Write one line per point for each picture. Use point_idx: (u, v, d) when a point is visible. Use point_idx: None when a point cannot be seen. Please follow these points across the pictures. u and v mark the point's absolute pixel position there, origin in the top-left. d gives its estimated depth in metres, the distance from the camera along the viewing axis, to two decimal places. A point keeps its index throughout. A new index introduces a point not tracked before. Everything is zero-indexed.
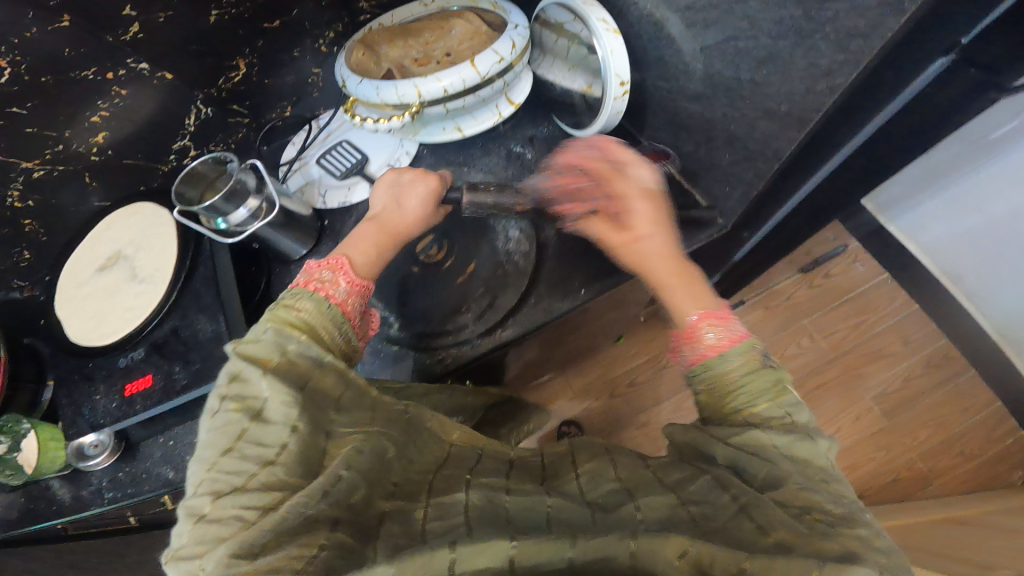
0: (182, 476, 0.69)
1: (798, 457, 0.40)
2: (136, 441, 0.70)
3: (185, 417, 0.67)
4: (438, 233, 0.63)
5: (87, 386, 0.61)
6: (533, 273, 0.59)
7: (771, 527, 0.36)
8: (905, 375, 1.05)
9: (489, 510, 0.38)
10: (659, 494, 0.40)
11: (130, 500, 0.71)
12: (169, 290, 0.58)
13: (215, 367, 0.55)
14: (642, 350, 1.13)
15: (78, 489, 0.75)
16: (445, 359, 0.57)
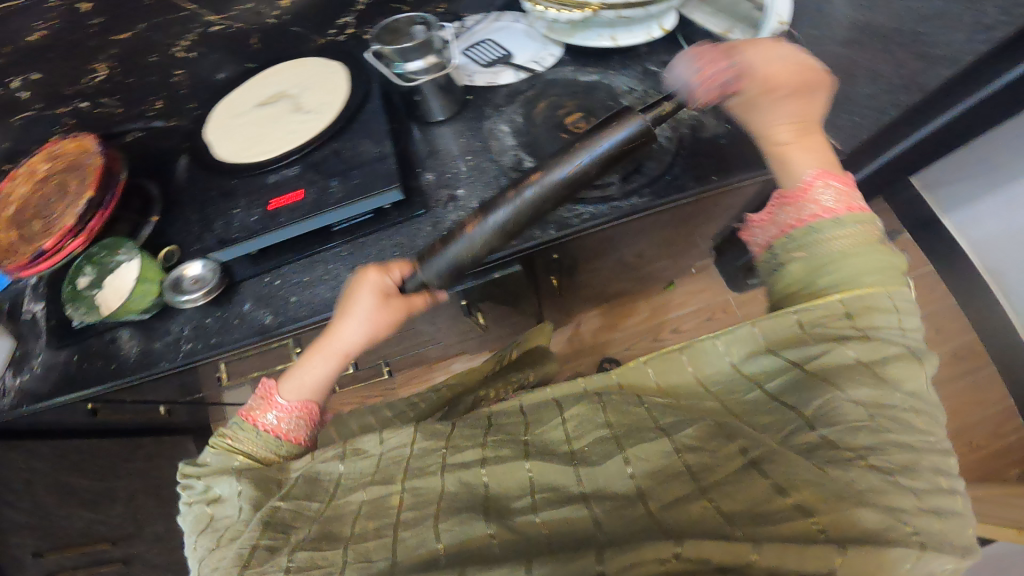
0: (278, 323, 0.68)
1: (891, 371, 0.45)
2: (238, 281, 0.71)
3: (300, 254, 0.69)
4: (584, 110, 0.66)
5: (226, 203, 0.66)
6: (674, 152, 0.67)
7: (792, 488, 0.40)
8: (929, 360, 1.11)
9: (466, 493, 0.49)
10: (648, 441, 0.48)
11: (213, 349, 0.69)
12: (335, 117, 0.66)
13: (377, 182, 0.62)
14: (689, 299, 1.18)
15: (150, 341, 0.73)
16: (583, 214, 0.65)
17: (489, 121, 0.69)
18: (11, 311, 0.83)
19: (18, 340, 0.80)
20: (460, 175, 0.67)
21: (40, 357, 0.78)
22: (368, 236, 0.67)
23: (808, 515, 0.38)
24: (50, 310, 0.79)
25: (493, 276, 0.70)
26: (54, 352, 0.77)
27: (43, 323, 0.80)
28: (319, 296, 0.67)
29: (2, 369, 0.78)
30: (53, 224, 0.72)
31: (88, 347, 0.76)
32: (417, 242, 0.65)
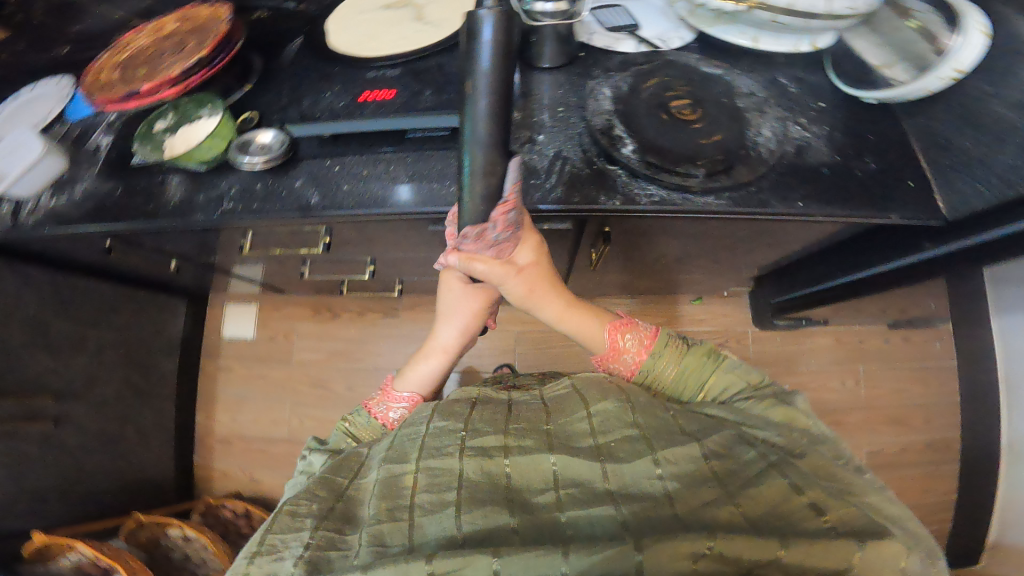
0: (323, 206, 0.68)
1: (785, 419, 0.57)
2: (301, 157, 0.71)
3: (367, 149, 0.68)
4: (694, 98, 0.62)
5: (322, 85, 0.69)
6: (768, 167, 0.59)
7: (806, 493, 0.45)
8: (905, 444, 1.17)
9: (489, 480, 0.48)
10: (683, 444, 0.50)
11: (252, 214, 0.69)
12: (451, 35, 0.68)
13: None
14: (711, 318, 1.21)
15: (195, 192, 0.72)
16: (651, 196, 0.59)
17: (592, 83, 0.66)
18: (77, 137, 0.81)
19: (70, 165, 0.79)
20: (545, 122, 0.65)
21: (83, 184, 0.77)
22: (437, 152, 0.66)
23: (822, 513, 0.43)
24: (115, 142, 0.80)
25: (546, 226, 0.69)
26: (101, 182, 0.76)
27: (104, 153, 0.79)
28: (371, 192, 0.66)
29: (42, 189, 0.78)
30: (156, 71, 0.76)
31: (135, 184, 0.75)
32: None
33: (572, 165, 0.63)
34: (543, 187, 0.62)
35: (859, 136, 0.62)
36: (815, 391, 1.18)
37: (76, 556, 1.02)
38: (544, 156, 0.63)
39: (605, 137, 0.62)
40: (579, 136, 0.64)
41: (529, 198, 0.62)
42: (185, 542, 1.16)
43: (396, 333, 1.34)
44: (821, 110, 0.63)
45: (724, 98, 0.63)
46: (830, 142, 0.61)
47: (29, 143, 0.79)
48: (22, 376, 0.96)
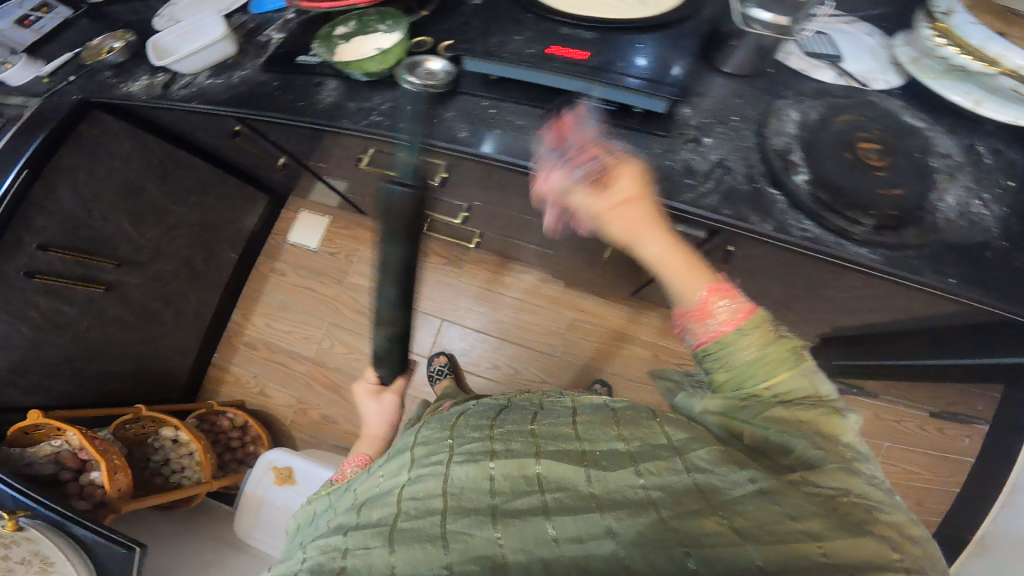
0: (467, 143, 0.67)
1: (823, 428, 0.44)
2: (459, 93, 0.71)
3: (529, 100, 0.68)
4: (885, 143, 0.63)
5: (512, 27, 0.66)
6: (932, 237, 0.58)
7: (802, 514, 0.37)
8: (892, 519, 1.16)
9: (476, 490, 0.42)
10: (664, 457, 0.42)
11: (396, 132, 0.70)
12: (655, 17, 0.65)
13: (659, 86, 0.60)
14: None
15: (349, 98, 0.76)
16: (805, 232, 0.59)
17: (779, 104, 0.66)
18: (250, 32, 0.97)
19: (237, 52, 0.93)
20: (715, 127, 0.65)
21: (241, 72, 0.90)
22: (596, 124, 0.65)
23: (816, 540, 0.35)
24: (286, 43, 0.90)
25: (674, 228, 0.68)
26: (260, 73, 0.88)
27: (269, 50, 0.93)
28: (520, 143, 0.66)
29: (205, 69, 0.92)
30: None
31: (296, 81, 0.83)
32: (640, 154, 0.63)
33: (733, 176, 0.62)
34: (696, 189, 0.61)
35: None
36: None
37: (60, 445, 0.91)
38: (706, 159, 0.63)
39: (780, 160, 0.62)
40: (747, 150, 0.64)
41: (680, 195, 0.61)
42: (172, 446, 1.09)
43: (452, 284, 1.37)
44: (1009, 189, 0.62)
45: (917, 153, 0.63)
46: (1008, 226, 0.59)
47: (207, 26, 0.96)
48: (95, 233, 0.99)
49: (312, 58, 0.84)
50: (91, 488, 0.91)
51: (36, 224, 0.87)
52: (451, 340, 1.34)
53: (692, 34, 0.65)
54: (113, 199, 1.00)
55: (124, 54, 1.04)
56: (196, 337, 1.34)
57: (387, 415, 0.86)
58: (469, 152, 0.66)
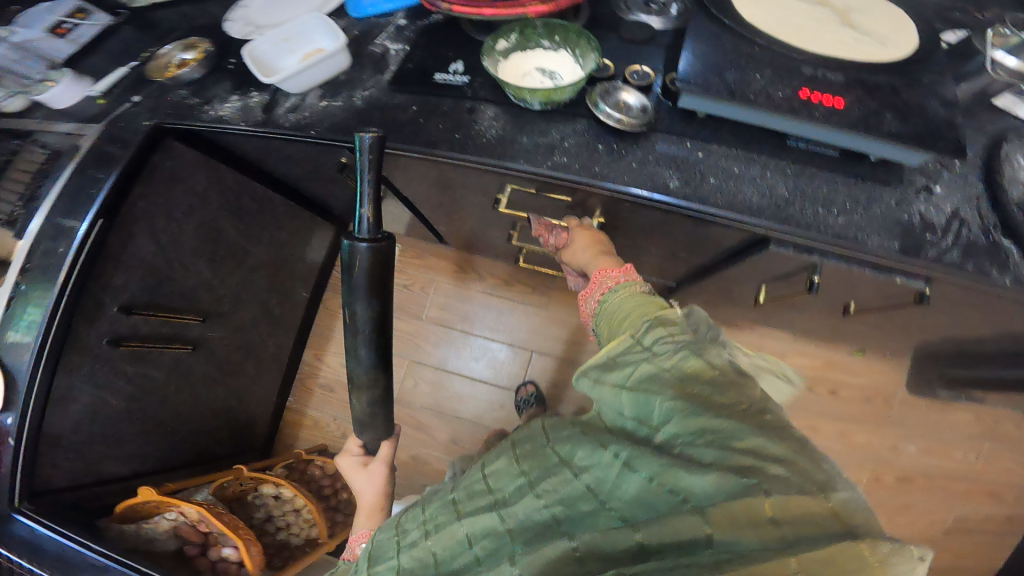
0: (680, 191, 0.62)
1: (682, 357, 0.47)
2: (656, 131, 0.64)
3: (746, 144, 0.63)
4: None
5: (749, 66, 0.61)
6: None
7: (661, 472, 0.41)
8: (993, 519, 1.12)
9: (423, 564, 0.46)
10: (556, 472, 0.45)
11: (591, 177, 0.63)
12: (888, 60, 0.62)
13: (920, 139, 0.57)
14: (870, 376, 1.15)
15: (518, 131, 0.66)
16: None
17: (1005, 146, 0.63)
18: (358, 39, 0.76)
19: (353, 66, 0.74)
20: (944, 173, 0.62)
21: (364, 91, 0.72)
22: (825, 170, 0.62)
23: (681, 497, 0.39)
24: (414, 50, 0.72)
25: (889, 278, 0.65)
26: (391, 94, 0.70)
27: (393, 64, 0.73)
28: (745, 193, 0.61)
29: (315, 87, 0.73)
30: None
31: (437, 104, 0.69)
32: (875, 207, 0.60)
33: (970, 228, 0.59)
34: (938, 245, 0.58)
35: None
36: (927, 454, 1.13)
37: (174, 518, 0.89)
38: (942, 211, 0.60)
39: (1020, 213, 0.58)
40: (978, 198, 0.61)
41: (922, 252, 0.58)
42: (275, 502, 1.03)
43: (540, 313, 1.32)
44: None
45: None
46: None
47: (312, 34, 0.76)
48: (177, 289, 0.89)
49: (452, 76, 0.69)
50: (222, 563, 0.94)
51: (114, 283, 0.77)
52: (540, 371, 1.29)
53: (917, 79, 0.61)
54: (191, 246, 0.89)
55: (204, 67, 0.80)
56: (275, 383, 1.26)
57: (378, 485, 0.72)
58: (673, 200, 0.61)
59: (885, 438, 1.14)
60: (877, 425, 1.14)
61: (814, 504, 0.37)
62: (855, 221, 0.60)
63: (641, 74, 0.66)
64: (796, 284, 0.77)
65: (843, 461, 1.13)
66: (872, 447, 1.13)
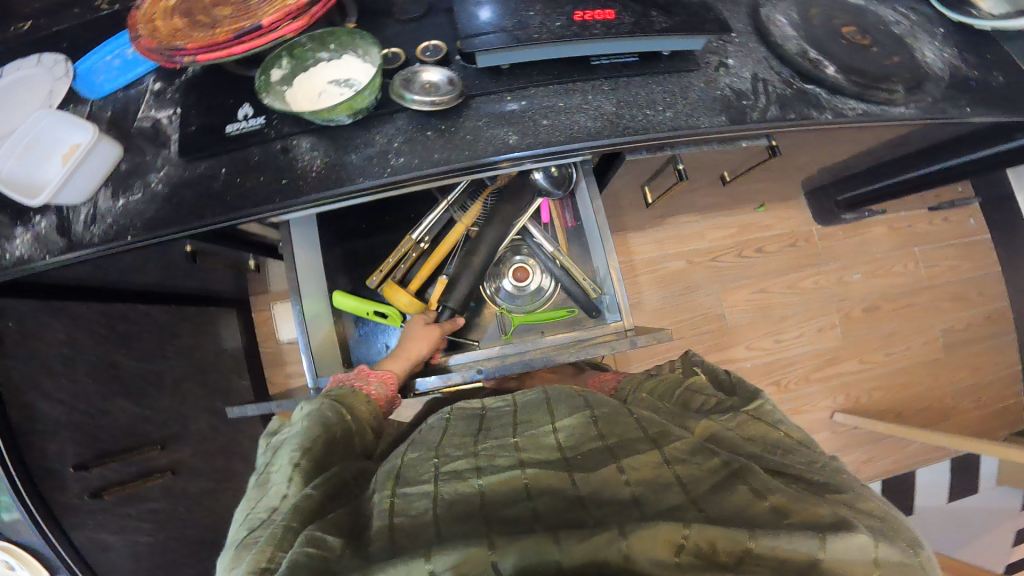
0: (521, 147, 0.59)
1: (754, 431, 0.58)
2: (471, 99, 0.61)
3: (558, 78, 0.61)
4: (858, 23, 0.66)
5: (519, 3, 0.58)
6: (947, 82, 0.64)
7: (770, 493, 0.46)
8: (972, 321, 1.25)
9: (461, 501, 0.48)
10: (647, 453, 0.51)
11: (435, 168, 0.59)
12: None
13: (700, 23, 0.59)
14: (780, 223, 1.21)
15: (342, 154, 0.61)
16: (855, 110, 0.61)
17: (763, 10, 0.67)
18: (114, 119, 0.68)
19: (128, 150, 0.67)
20: (730, 46, 0.64)
21: (157, 173, 0.65)
22: (635, 77, 0.62)
23: (786, 516, 0.44)
24: (188, 113, 0.65)
25: (737, 147, 0.68)
26: (191, 166, 0.64)
27: (172, 132, 0.66)
28: (580, 124, 0.60)
29: (102, 185, 0.66)
30: (256, 8, 0.63)
31: (245, 160, 0.63)
32: (691, 94, 0.61)
33: (772, 84, 0.62)
34: (757, 107, 0.61)
35: (977, 54, 0.67)
36: (871, 276, 1.23)
37: None
38: (744, 77, 0.62)
39: (805, 60, 0.63)
40: (766, 59, 0.64)
41: (748, 118, 0.60)
42: None
43: None
44: (945, 36, 0.69)
45: (886, 27, 0.67)
46: (972, 53, 0.67)
47: (53, 131, 0.65)
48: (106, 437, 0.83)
49: (246, 122, 0.63)
50: None
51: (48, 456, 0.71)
52: None
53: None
54: None
55: None
56: None
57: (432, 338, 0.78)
58: (534, 154, 0.59)
59: (820, 274, 1.22)
60: (812, 263, 1.22)
61: (906, 560, 0.42)
62: (681, 113, 0.61)
63: (433, 50, 0.63)
64: (670, 177, 0.79)
65: (799, 310, 1.21)
66: (815, 289, 1.21)
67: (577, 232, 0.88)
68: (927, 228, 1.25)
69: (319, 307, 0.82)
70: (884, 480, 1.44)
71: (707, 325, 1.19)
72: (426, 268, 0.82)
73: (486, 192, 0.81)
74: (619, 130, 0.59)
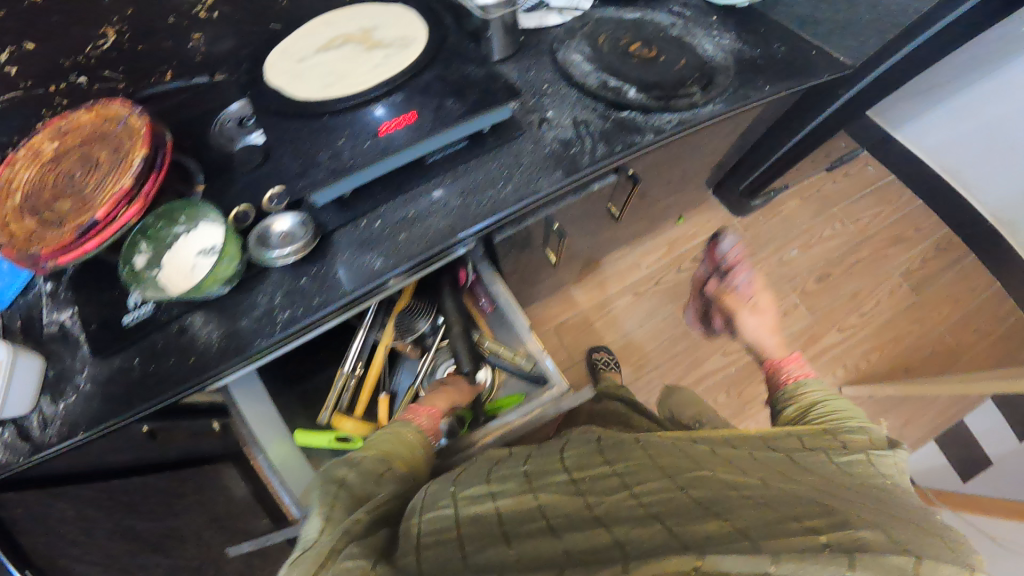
0: (391, 265, 0.63)
1: (880, 464, 0.61)
2: (329, 233, 0.66)
3: (400, 188, 0.66)
4: (640, 39, 0.76)
5: (329, 136, 0.63)
6: (734, 67, 0.75)
7: (807, 519, 0.45)
8: (925, 255, 1.26)
9: (479, 526, 0.53)
10: (659, 481, 0.55)
11: (321, 305, 0.63)
12: (426, 48, 0.68)
13: (495, 98, 0.62)
14: (702, 230, 1.26)
15: (235, 319, 0.64)
16: (670, 121, 0.70)
17: (560, 53, 0.75)
18: (25, 329, 0.70)
19: (48, 357, 0.68)
20: (544, 102, 0.71)
21: (83, 373, 0.66)
22: (469, 163, 0.66)
23: (819, 535, 0.43)
24: (85, 312, 0.67)
25: (592, 187, 0.74)
26: (105, 362, 0.66)
27: (79, 331, 0.69)
28: (436, 225, 0.64)
29: (37, 398, 0.66)
30: (90, 199, 0.62)
31: (152, 346, 0.66)
32: (522, 159, 0.66)
33: (592, 123, 0.69)
34: (586, 150, 0.67)
35: (755, 32, 0.80)
36: (808, 249, 1.23)
37: None
38: (565, 126, 0.68)
39: (607, 91, 0.70)
40: (579, 101, 0.71)
41: (580, 164, 0.65)
42: None
43: None
44: (719, 21, 0.81)
45: (660, 31, 0.77)
46: (749, 46, 0.78)
47: None
48: None
49: (139, 309, 0.66)
50: None
51: None
52: None
53: (455, 53, 0.68)
54: None
55: None
56: None
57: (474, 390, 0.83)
58: (406, 265, 0.62)
59: (763, 262, 1.23)
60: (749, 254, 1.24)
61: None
62: (520, 182, 0.64)
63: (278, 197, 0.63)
64: (550, 241, 0.84)
65: None
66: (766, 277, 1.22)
67: (497, 316, 0.88)
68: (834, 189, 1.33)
69: (288, 449, 0.74)
70: (935, 439, 1.35)
71: (677, 344, 1.19)
72: (362, 391, 0.81)
73: (394, 310, 0.83)
74: (484, 214, 0.63)
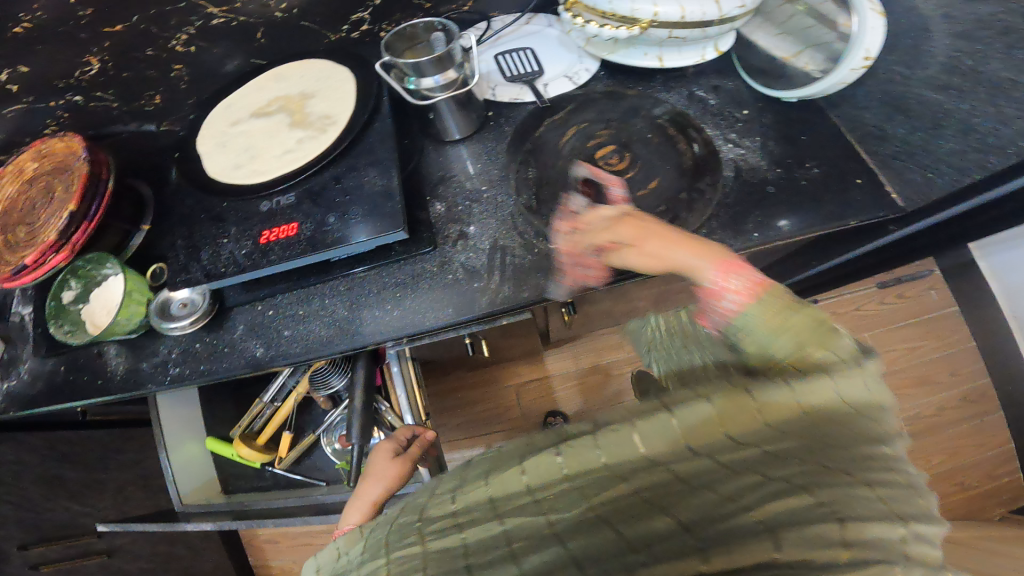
0: (269, 356, 0.64)
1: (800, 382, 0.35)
2: (229, 307, 0.66)
3: (296, 284, 0.64)
4: (617, 144, 0.62)
5: (215, 227, 0.58)
6: (721, 199, 0.59)
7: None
8: (939, 404, 1.13)
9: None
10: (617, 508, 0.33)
11: (205, 374, 0.65)
12: (341, 138, 0.59)
13: (379, 223, 0.54)
14: None
15: (137, 361, 0.68)
16: None
17: (513, 151, 0.65)
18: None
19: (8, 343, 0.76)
20: (474, 212, 0.63)
21: (25, 365, 0.74)
22: (372, 272, 0.63)
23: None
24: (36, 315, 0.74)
25: (500, 321, 0.63)
26: (40, 362, 0.72)
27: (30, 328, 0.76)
28: (316, 332, 0.63)
29: None
30: (34, 238, 0.64)
31: (77, 359, 0.71)
32: (421, 281, 0.62)
33: (512, 253, 0.60)
34: (489, 287, 0.60)
35: (794, 141, 0.62)
36: None
37: None
38: (479, 251, 0.61)
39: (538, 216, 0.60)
40: (508, 220, 0.62)
41: (478, 305, 0.59)
42: None
43: None
44: (746, 119, 0.63)
45: (649, 134, 0.62)
46: (756, 168, 0.61)
47: None
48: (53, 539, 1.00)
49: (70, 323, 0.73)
50: None
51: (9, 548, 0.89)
52: None
53: (377, 141, 0.58)
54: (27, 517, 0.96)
55: None
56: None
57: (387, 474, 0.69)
58: (279, 362, 0.62)
59: None
60: None
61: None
62: (410, 309, 0.61)
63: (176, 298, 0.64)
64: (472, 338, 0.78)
65: None
66: None
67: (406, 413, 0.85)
68: (876, 309, 1.18)
69: (195, 448, 0.91)
70: None
71: None
72: (271, 424, 0.90)
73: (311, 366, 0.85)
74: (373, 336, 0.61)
